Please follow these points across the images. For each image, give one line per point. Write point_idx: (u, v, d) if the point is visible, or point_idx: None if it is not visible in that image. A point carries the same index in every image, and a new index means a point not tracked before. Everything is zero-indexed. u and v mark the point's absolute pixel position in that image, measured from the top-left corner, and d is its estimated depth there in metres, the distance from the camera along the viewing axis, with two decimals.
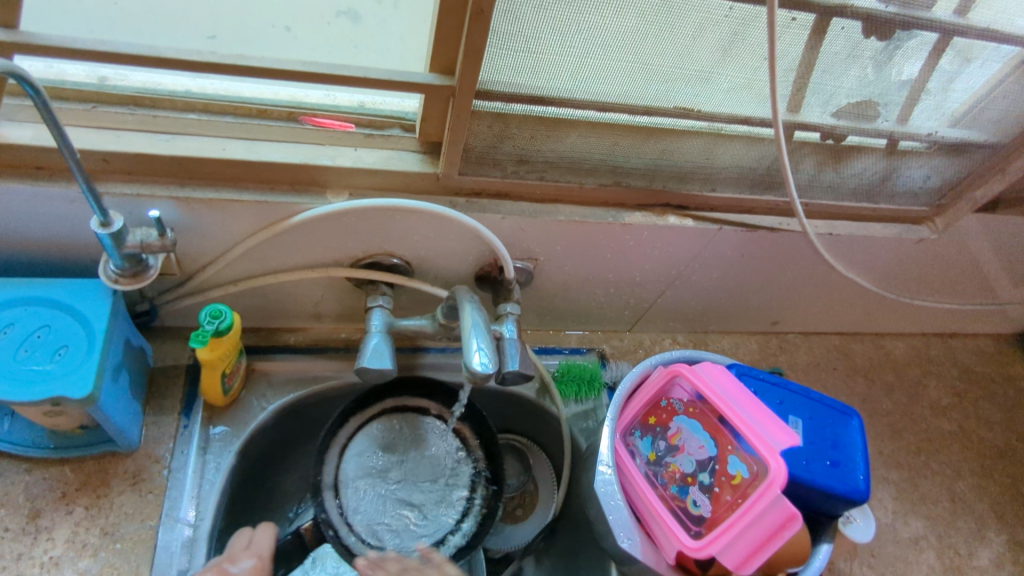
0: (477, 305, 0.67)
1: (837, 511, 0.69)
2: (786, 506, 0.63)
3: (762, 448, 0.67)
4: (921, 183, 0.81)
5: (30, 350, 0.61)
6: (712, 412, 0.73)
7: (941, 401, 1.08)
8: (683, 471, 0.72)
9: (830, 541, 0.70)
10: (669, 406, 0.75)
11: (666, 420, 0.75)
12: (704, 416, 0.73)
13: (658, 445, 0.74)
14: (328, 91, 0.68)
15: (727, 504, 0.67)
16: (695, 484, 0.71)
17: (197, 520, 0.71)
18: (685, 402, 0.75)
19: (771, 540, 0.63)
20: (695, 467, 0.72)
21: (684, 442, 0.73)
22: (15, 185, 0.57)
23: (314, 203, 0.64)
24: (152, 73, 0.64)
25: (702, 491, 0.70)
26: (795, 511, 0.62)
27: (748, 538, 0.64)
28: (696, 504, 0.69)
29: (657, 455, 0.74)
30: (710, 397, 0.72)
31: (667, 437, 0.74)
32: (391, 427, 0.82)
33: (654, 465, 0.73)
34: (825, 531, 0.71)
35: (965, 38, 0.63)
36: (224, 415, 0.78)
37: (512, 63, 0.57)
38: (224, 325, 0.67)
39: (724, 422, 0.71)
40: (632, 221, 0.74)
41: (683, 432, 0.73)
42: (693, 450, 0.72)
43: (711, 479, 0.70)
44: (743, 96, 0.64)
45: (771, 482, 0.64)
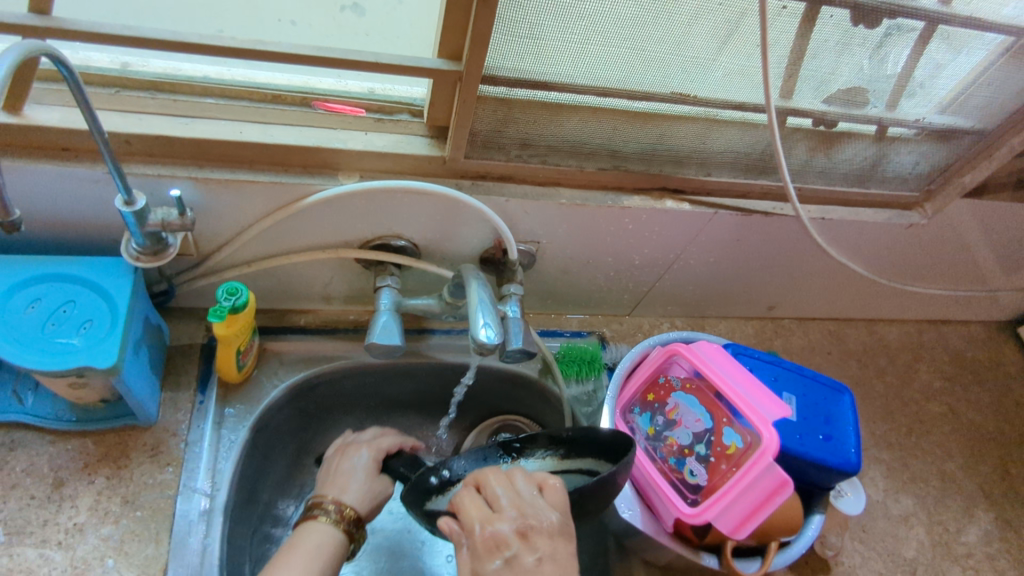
0: (483, 283, 0.70)
1: (830, 482, 0.73)
2: (778, 473, 0.66)
3: (755, 420, 0.70)
4: (910, 169, 0.84)
5: (56, 324, 0.63)
6: (709, 388, 0.75)
7: (932, 384, 1.11)
8: (680, 443, 0.74)
9: (821, 513, 0.75)
10: (667, 382, 0.78)
11: (664, 396, 0.78)
12: (700, 391, 0.76)
13: (657, 420, 0.77)
14: (340, 78, 0.71)
15: (721, 473, 0.70)
16: (692, 455, 0.73)
17: (213, 491, 0.73)
18: (683, 378, 0.77)
19: (763, 505, 0.67)
20: (692, 439, 0.74)
21: (681, 416, 0.76)
22: (44, 165, 0.60)
23: (326, 184, 0.67)
24: (171, 60, 0.67)
25: (697, 462, 0.73)
26: (787, 478, 0.65)
27: (742, 504, 0.67)
28: (692, 474, 0.72)
29: (655, 430, 0.76)
30: (707, 372, 0.75)
31: (665, 412, 0.77)
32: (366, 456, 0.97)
33: (652, 440, 0.76)
34: (818, 503, 0.75)
35: (950, 26, 0.66)
36: (238, 393, 0.81)
37: (516, 49, 0.60)
38: (240, 302, 0.70)
39: (720, 397, 0.74)
40: (631, 204, 0.77)
41: (680, 406, 0.76)
42: (689, 424, 0.75)
43: (707, 450, 0.73)
44: (737, 82, 0.67)
45: (765, 450, 0.67)
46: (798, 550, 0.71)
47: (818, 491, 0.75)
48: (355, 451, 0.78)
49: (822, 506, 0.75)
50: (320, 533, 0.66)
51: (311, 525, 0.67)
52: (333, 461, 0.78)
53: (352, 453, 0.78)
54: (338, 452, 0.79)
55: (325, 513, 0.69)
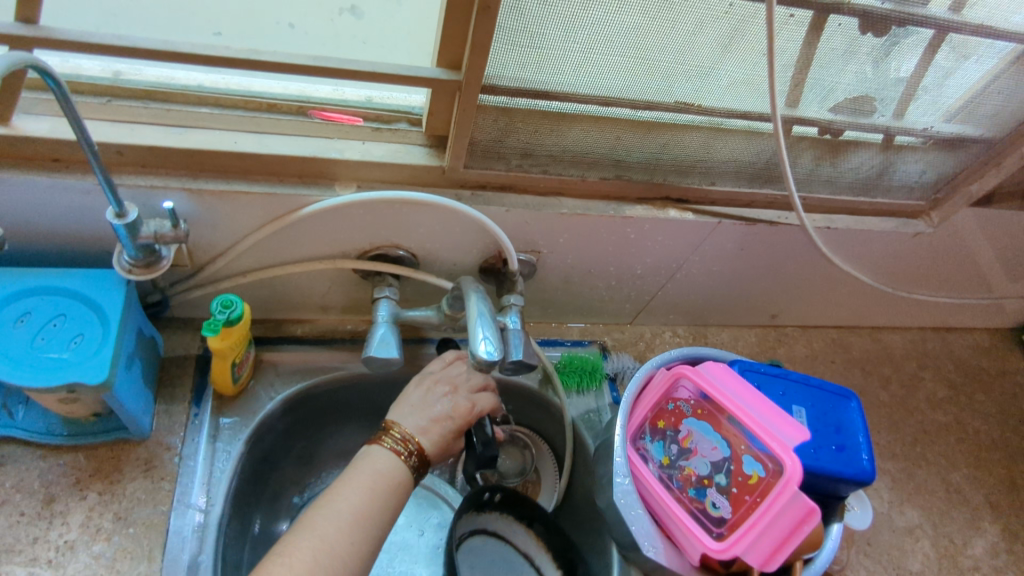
0: (482, 295, 0.68)
1: (846, 492, 0.72)
2: (804, 501, 0.64)
3: (774, 445, 0.68)
4: (917, 178, 0.82)
5: (46, 339, 0.62)
6: (720, 413, 0.73)
7: (937, 393, 1.09)
8: (698, 473, 0.72)
9: (840, 522, 0.73)
10: (677, 408, 0.75)
11: (675, 423, 0.75)
12: (712, 416, 0.74)
13: (670, 449, 0.74)
14: (337, 87, 0.70)
15: (747, 505, 0.68)
16: (712, 485, 0.71)
17: (209, 506, 0.72)
18: (691, 403, 0.75)
19: (793, 534, 0.65)
20: (710, 468, 0.71)
21: (696, 445, 0.73)
22: (34, 176, 0.59)
23: (323, 195, 0.66)
24: (165, 69, 0.65)
25: (719, 493, 0.70)
26: (814, 505, 0.64)
27: (771, 535, 0.65)
28: (715, 506, 0.69)
29: (670, 459, 0.74)
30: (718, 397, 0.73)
31: (678, 439, 0.74)
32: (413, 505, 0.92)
33: (667, 469, 0.73)
34: (836, 513, 0.74)
35: (960, 34, 0.65)
36: (233, 405, 0.80)
37: (517, 59, 0.59)
38: (235, 315, 0.69)
39: (733, 422, 0.72)
40: (634, 214, 0.75)
41: (693, 434, 0.74)
42: (705, 452, 0.72)
43: (727, 480, 0.70)
44: (742, 91, 0.66)
45: (788, 479, 0.65)
46: (821, 567, 0.69)
47: (835, 499, 0.74)
48: (431, 386, 0.73)
49: (841, 515, 0.73)
50: (393, 469, 0.63)
51: (387, 461, 0.64)
52: (419, 392, 0.72)
53: (440, 392, 0.72)
54: (420, 382, 0.73)
55: (401, 454, 0.65)
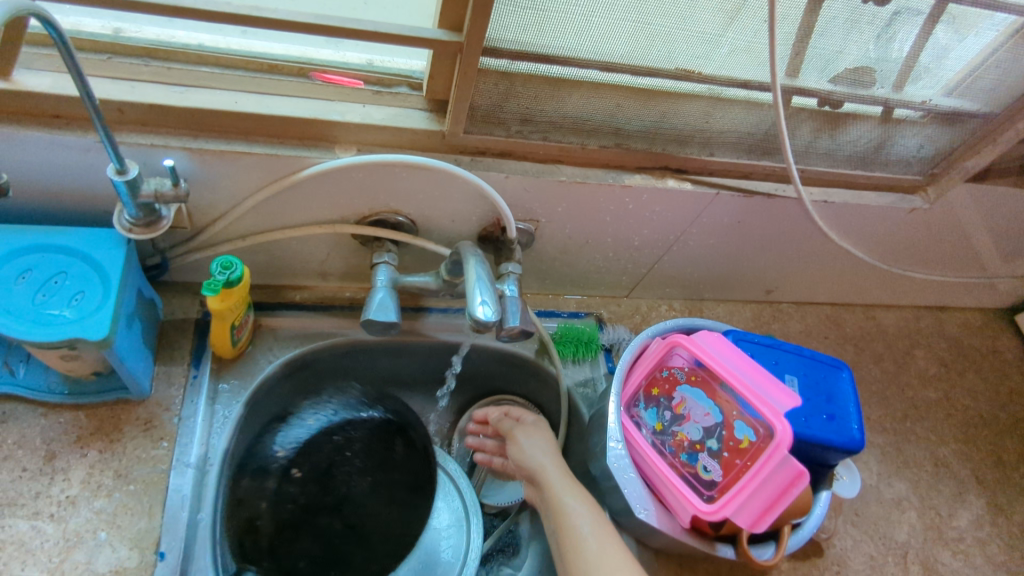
0: (481, 260, 0.69)
1: (835, 461, 0.74)
2: (793, 465, 0.66)
3: (766, 411, 0.69)
4: (915, 152, 0.83)
5: (47, 295, 0.62)
6: (713, 380, 0.75)
7: (928, 370, 1.11)
8: (691, 438, 0.73)
9: (829, 489, 0.75)
10: (671, 375, 0.77)
11: (669, 390, 0.77)
12: (705, 383, 0.75)
13: (664, 415, 0.76)
14: (338, 50, 0.70)
15: (738, 468, 0.69)
16: (704, 450, 0.72)
17: (207, 466, 0.73)
18: (685, 370, 0.76)
19: (782, 496, 0.66)
20: (702, 434, 0.73)
21: (689, 411, 0.75)
22: (35, 132, 0.59)
23: (323, 157, 0.66)
24: (166, 28, 0.65)
25: (711, 457, 0.71)
26: (803, 469, 0.65)
27: (760, 498, 0.67)
28: (706, 470, 0.71)
29: (663, 425, 0.75)
30: (712, 364, 0.74)
31: (671, 406, 0.76)
32: None
33: (661, 434, 0.75)
34: (825, 480, 0.75)
35: (960, 6, 0.64)
36: (232, 369, 0.81)
37: (518, 21, 0.58)
38: (235, 276, 0.69)
39: (726, 388, 0.73)
40: (632, 182, 0.76)
41: (687, 401, 0.75)
42: (698, 418, 0.74)
43: (719, 445, 0.71)
44: (742, 59, 0.66)
45: (778, 443, 0.67)
46: (809, 531, 0.71)
47: (825, 467, 0.75)
48: None
49: (829, 483, 0.75)
50: None
51: None
52: None
53: None
54: None
55: None
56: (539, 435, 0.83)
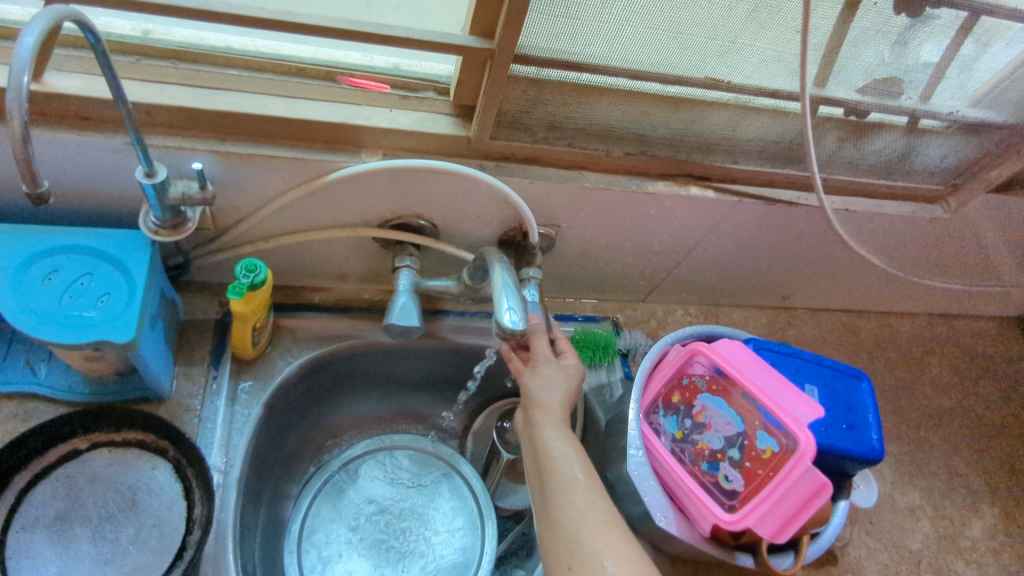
0: (506, 266, 0.69)
1: (855, 470, 0.74)
2: (816, 476, 0.65)
3: (789, 422, 0.68)
4: (938, 162, 0.82)
5: (73, 296, 0.62)
6: (734, 389, 0.74)
7: (942, 378, 1.11)
8: (711, 447, 0.73)
9: (847, 499, 0.75)
10: (691, 384, 0.77)
11: (689, 398, 0.77)
12: (726, 391, 0.75)
13: (683, 423, 0.76)
14: (365, 53, 0.69)
15: (760, 479, 0.69)
16: (725, 459, 0.72)
17: (227, 466, 0.73)
18: (706, 379, 0.76)
19: (804, 508, 0.66)
20: (723, 443, 0.73)
21: (710, 420, 0.74)
22: (64, 135, 0.59)
23: (349, 161, 0.66)
24: (194, 29, 0.65)
25: (732, 467, 0.71)
26: (826, 481, 0.64)
27: (782, 509, 0.67)
28: (727, 479, 0.71)
29: (683, 433, 0.76)
30: (732, 373, 0.73)
31: (692, 415, 0.76)
32: (370, 468, 0.92)
33: (680, 442, 0.75)
34: (843, 489, 0.75)
35: (993, 17, 0.64)
36: (251, 369, 0.81)
37: (550, 28, 0.58)
38: (259, 279, 0.69)
39: (747, 397, 0.73)
40: (656, 190, 0.76)
41: (707, 409, 0.75)
42: (719, 427, 0.74)
43: (740, 455, 0.71)
44: (772, 68, 0.65)
45: (802, 454, 0.66)
46: (828, 542, 0.72)
47: (844, 476, 0.75)
48: None
49: (847, 492, 0.76)
50: None
51: None
52: None
53: None
54: None
55: None
56: (564, 375, 0.74)
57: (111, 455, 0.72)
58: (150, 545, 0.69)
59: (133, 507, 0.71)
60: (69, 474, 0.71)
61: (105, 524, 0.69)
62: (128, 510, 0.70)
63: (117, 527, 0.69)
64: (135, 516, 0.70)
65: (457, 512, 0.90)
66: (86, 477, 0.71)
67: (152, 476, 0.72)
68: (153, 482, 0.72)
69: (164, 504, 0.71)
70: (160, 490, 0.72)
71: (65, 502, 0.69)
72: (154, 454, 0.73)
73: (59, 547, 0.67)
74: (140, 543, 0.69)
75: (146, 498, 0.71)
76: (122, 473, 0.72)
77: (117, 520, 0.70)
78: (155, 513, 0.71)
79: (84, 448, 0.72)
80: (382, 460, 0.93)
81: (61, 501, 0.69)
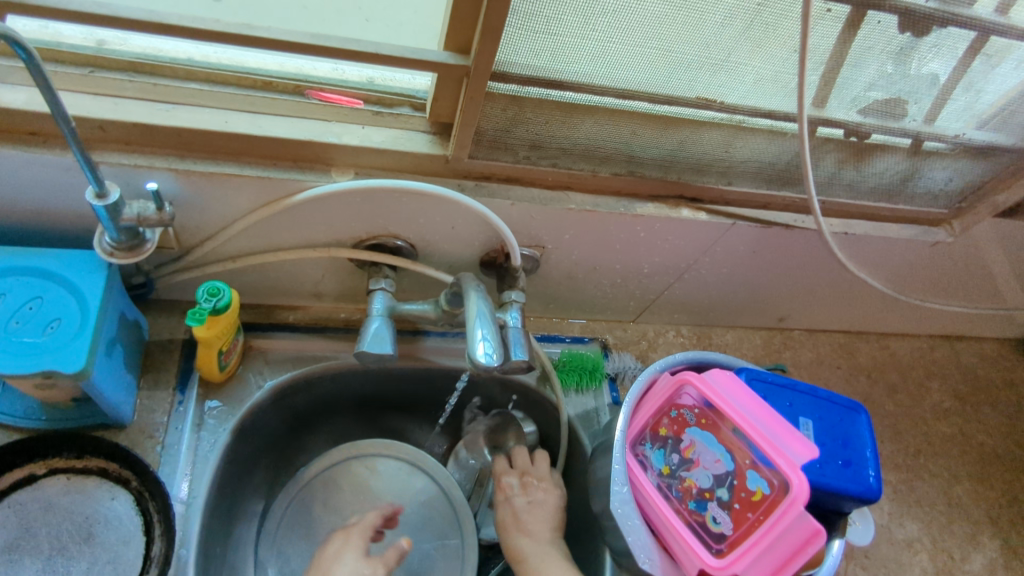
0: (483, 294, 0.65)
1: (850, 510, 0.70)
2: (809, 522, 0.62)
3: (781, 462, 0.65)
4: (942, 185, 0.79)
5: (21, 322, 0.59)
6: (724, 423, 0.70)
7: (943, 404, 1.07)
8: (699, 485, 0.69)
9: (842, 538, 0.71)
10: (680, 416, 0.73)
11: (677, 431, 0.73)
12: (715, 426, 0.71)
13: (671, 458, 0.72)
14: (336, 65, 0.66)
15: (749, 522, 0.66)
16: (713, 499, 0.68)
17: (190, 497, 0.70)
18: (695, 412, 0.72)
19: (795, 557, 0.62)
20: (712, 481, 0.69)
21: (698, 456, 0.71)
22: (9, 151, 0.55)
23: (318, 181, 0.62)
24: (153, 39, 0.61)
25: (720, 508, 0.68)
26: (819, 528, 0.61)
27: (773, 555, 0.63)
28: (715, 521, 0.67)
29: (670, 468, 0.71)
30: (723, 407, 0.70)
31: (679, 449, 0.72)
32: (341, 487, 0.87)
33: (667, 478, 0.71)
34: (838, 528, 0.71)
35: (1004, 38, 0.61)
36: (220, 392, 0.77)
37: (530, 45, 0.54)
38: (222, 303, 0.65)
39: (738, 433, 0.69)
40: (645, 212, 0.72)
41: (696, 444, 0.71)
42: (708, 464, 0.70)
43: (729, 495, 0.68)
44: (768, 88, 0.62)
45: (794, 499, 0.62)
46: None
47: (839, 514, 0.71)
48: None
49: (843, 530, 0.72)
50: None
51: None
52: None
53: None
54: None
55: None
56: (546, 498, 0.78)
57: (69, 483, 0.68)
58: None
59: (87, 541, 0.67)
60: (22, 502, 0.67)
61: (57, 557, 0.65)
62: (83, 543, 0.66)
63: (69, 561, 0.65)
64: (90, 551, 0.66)
65: (434, 523, 0.86)
66: (40, 506, 0.67)
67: (111, 507, 0.68)
68: (111, 514, 0.68)
69: (121, 538, 0.67)
70: (118, 524, 0.68)
71: (16, 531, 0.65)
72: (114, 483, 0.69)
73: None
74: None
75: (102, 532, 0.67)
76: (79, 502, 0.68)
77: (70, 553, 0.66)
78: (111, 547, 0.67)
79: (41, 474, 0.68)
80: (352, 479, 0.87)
81: (11, 531, 0.65)
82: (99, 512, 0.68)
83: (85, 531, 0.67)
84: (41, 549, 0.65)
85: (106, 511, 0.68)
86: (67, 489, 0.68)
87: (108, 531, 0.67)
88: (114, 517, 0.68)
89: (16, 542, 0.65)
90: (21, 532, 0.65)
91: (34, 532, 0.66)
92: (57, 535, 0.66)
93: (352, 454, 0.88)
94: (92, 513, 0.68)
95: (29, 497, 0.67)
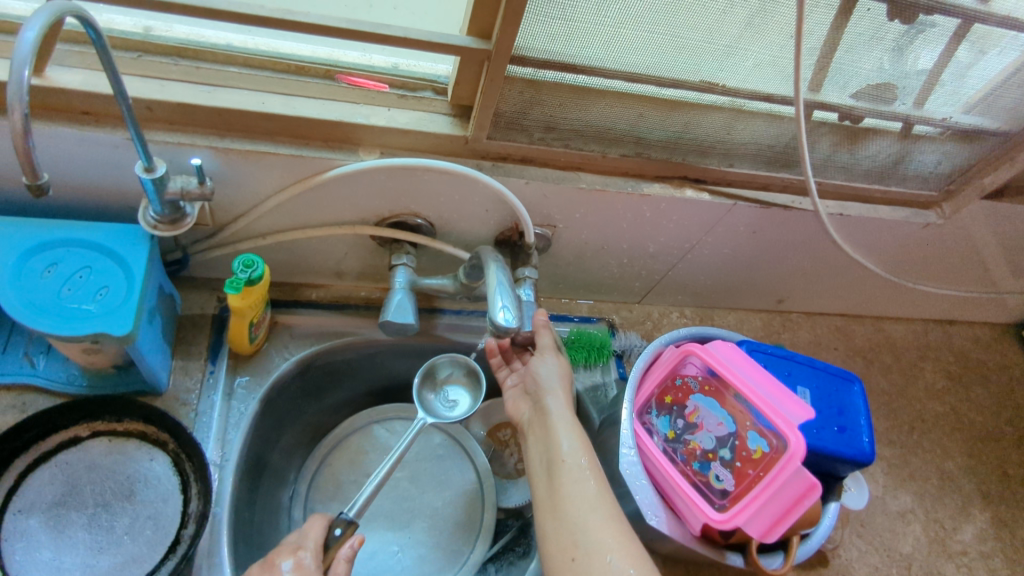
0: (501, 265, 0.70)
1: (846, 473, 0.74)
2: (806, 477, 0.66)
3: (780, 423, 0.69)
4: (932, 168, 0.83)
5: (72, 289, 0.63)
6: (726, 389, 0.75)
7: (937, 383, 1.11)
8: (703, 447, 0.74)
9: (837, 501, 0.75)
10: (684, 384, 0.77)
11: (682, 399, 0.77)
12: (718, 393, 0.76)
13: (676, 423, 0.76)
14: (364, 52, 0.70)
15: (750, 478, 0.70)
16: (716, 459, 0.73)
17: (223, 461, 0.74)
18: (699, 379, 0.77)
19: (793, 509, 0.66)
20: (715, 443, 0.74)
21: (702, 420, 0.76)
22: (65, 129, 0.59)
23: (347, 159, 0.67)
24: (196, 27, 0.66)
25: (723, 466, 0.72)
26: (816, 481, 0.65)
27: (774, 507, 0.67)
28: (718, 479, 0.72)
29: (676, 433, 0.76)
30: (725, 374, 0.74)
31: (684, 415, 0.77)
32: (362, 450, 0.93)
33: (673, 442, 0.76)
34: (834, 492, 0.75)
35: (986, 25, 0.65)
36: (248, 364, 0.81)
37: (546, 30, 0.59)
38: (256, 275, 0.70)
39: (739, 398, 0.74)
40: (651, 192, 0.76)
41: (700, 410, 0.76)
42: (711, 427, 0.75)
43: (731, 454, 0.72)
44: (766, 73, 0.66)
45: (792, 454, 0.67)
46: (817, 543, 0.71)
47: (835, 478, 0.75)
48: None
49: (838, 494, 0.75)
50: None
51: None
52: None
53: None
54: None
55: None
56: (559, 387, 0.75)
57: (111, 444, 0.73)
58: (144, 537, 0.70)
59: (128, 499, 0.71)
60: (68, 461, 0.71)
61: (101, 512, 0.70)
62: (124, 500, 0.71)
63: (112, 516, 0.70)
64: (131, 507, 0.71)
65: (449, 478, 0.92)
66: (84, 466, 0.71)
67: (150, 468, 0.72)
68: (150, 474, 0.72)
69: (160, 496, 0.71)
70: (157, 483, 0.72)
71: (63, 488, 0.70)
72: (153, 445, 0.73)
73: (54, 533, 0.68)
74: (135, 534, 0.70)
75: (142, 490, 0.71)
76: (120, 463, 0.72)
77: (113, 510, 0.70)
78: (151, 505, 0.71)
79: (86, 436, 0.72)
80: (372, 441, 0.94)
81: (59, 487, 0.70)
82: (139, 471, 0.72)
83: (126, 488, 0.71)
84: (86, 506, 0.70)
85: (145, 471, 0.72)
86: (110, 449, 0.72)
87: (147, 489, 0.72)
88: (153, 477, 0.72)
89: (65, 497, 0.70)
90: (69, 488, 0.70)
91: (80, 488, 0.70)
92: (100, 493, 0.71)
93: (374, 418, 0.95)
94: (133, 472, 0.72)
95: (75, 456, 0.71)
